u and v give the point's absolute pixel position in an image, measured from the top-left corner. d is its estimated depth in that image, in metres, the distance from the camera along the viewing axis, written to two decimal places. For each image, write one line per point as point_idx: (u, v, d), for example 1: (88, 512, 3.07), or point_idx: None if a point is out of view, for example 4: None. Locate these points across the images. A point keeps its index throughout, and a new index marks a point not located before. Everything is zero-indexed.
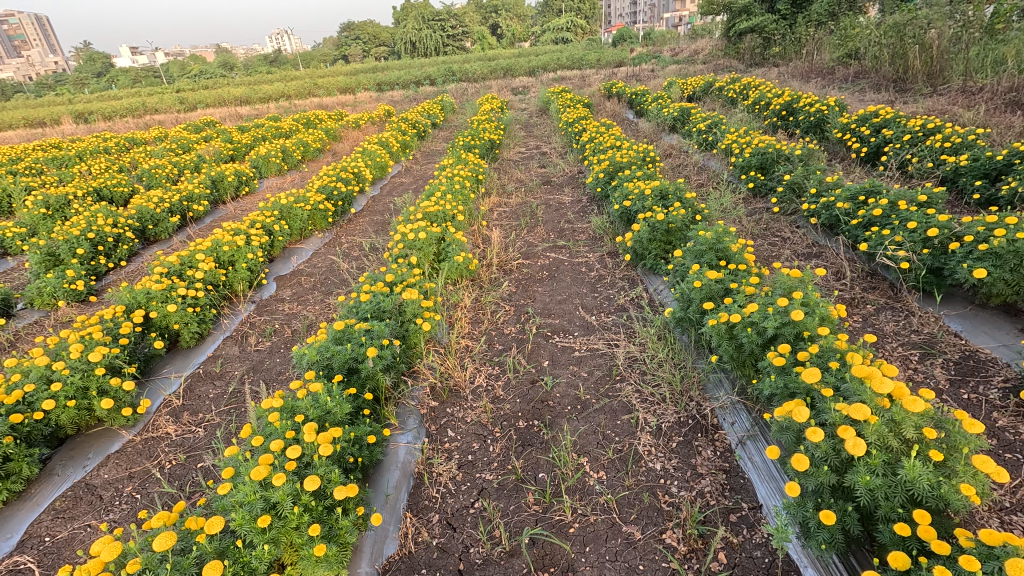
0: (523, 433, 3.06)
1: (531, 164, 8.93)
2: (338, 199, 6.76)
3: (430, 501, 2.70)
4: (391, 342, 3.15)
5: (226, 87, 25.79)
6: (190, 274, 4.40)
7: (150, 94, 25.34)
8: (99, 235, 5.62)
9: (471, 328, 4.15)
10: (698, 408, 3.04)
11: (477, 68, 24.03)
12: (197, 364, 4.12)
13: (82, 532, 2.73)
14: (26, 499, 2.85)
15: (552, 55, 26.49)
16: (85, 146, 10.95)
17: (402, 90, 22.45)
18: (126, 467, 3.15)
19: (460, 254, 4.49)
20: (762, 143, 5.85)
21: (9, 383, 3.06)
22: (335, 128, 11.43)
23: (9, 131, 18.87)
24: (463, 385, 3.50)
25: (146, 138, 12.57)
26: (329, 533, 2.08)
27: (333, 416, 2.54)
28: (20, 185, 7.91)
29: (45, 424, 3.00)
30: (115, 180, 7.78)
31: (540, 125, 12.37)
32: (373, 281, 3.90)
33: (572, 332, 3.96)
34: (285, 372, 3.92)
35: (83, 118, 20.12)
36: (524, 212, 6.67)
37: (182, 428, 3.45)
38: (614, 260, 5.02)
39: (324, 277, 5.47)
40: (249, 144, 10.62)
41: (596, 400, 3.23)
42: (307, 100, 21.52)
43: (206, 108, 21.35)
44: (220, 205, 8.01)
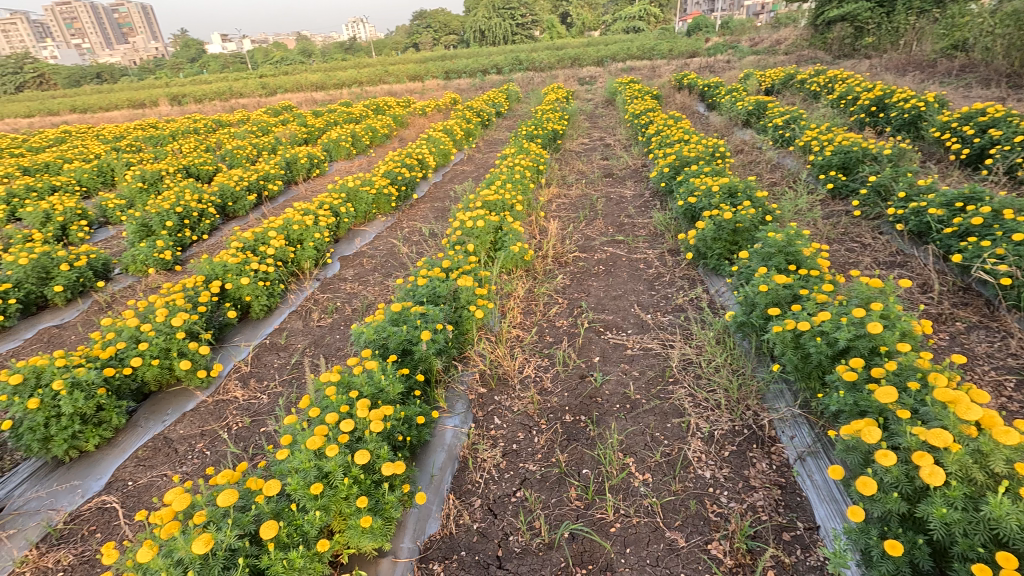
0: (569, 427, 3.03)
1: (593, 156, 8.76)
2: (401, 184, 6.94)
3: (473, 485, 2.75)
4: (444, 327, 3.23)
5: (304, 73, 27.19)
6: (263, 250, 4.66)
7: (237, 79, 27.15)
8: (186, 209, 6.07)
9: (523, 319, 4.17)
10: (755, 418, 2.90)
11: (545, 58, 23.79)
12: (264, 334, 4.39)
13: (159, 481, 2.99)
14: (116, 446, 3.18)
15: (622, 44, 25.81)
16: (179, 126, 11.86)
17: (469, 78, 22.61)
18: (199, 425, 3.42)
19: (516, 244, 4.54)
20: (847, 141, 5.43)
21: (104, 340, 3.41)
22: (403, 115, 11.73)
23: (115, 111, 20.88)
24: (512, 374, 3.53)
25: (231, 120, 13.41)
26: (374, 507, 2.17)
27: (386, 394, 2.63)
28: (122, 160, 8.72)
29: (133, 380, 3.34)
30: (202, 159, 8.37)
31: (606, 117, 12.13)
32: (430, 267, 4.00)
33: (625, 330, 3.87)
34: (344, 349, 4.09)
35: (178, 101, 21.94)
36: (584, 205, 6.58)
37: (249, 394, 3.69)
38: (674, 259, 4.85)
39: (384, 259, 5.65)
40: (322, 128, 11.09)
41: (646, 400, 3.15)
42: (377, 87, 22.17)
43: (284, 93, 22.52)
44: (293, 185, 8.44)
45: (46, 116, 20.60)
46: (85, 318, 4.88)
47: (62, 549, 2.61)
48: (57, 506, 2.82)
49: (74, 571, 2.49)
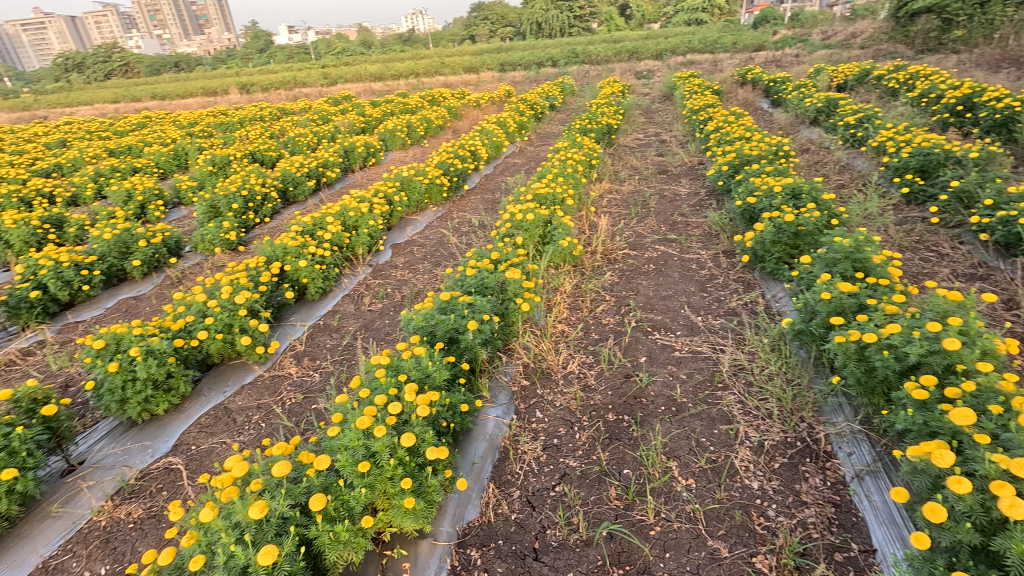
0: (612, 426, 3.00)
1: (648, 152, 8.55)
2: (453, 175, 7.03)
3: (512, 476, 2.77)
4: (491, 318, 3.27)
5: (364, 64, 27.92)
6: (320, 235, 4.85)
7: (301, 69, 28.24)
8: (250, 192, 6.39)
9: (569, 314, 4.15)
10: (809, 431, 2.76)
11: (602, 50, 23.36)
12: (318, 316, 4.59)
13: (219, 447, 3.18)
14: (183, 412, 3.43)
15: (683, 37, 25.01)
16: (246, 114, 12.47)
17: (523, 71, 22.54)
18: (256, 398, 3.61)
19: (566, 239, 4.50)
20: (927, 143, 5.05)
21: (176, 313, 3.66)
22: (457, 107, 11.85)
23: (190, 98, 22.18)
24: (555, 369, 3.52)
25: (295, 108, 13.97)
26: (418, 489, 2.23)
27: (432, 380, 2.70)
28: (195, 145, 9.26)
29: (199, 351, 3.57)
30: (266, 145, 8.77)
31: (663, 112, 11.81)
32: (479, 258, 4.05)
33: (674, 331, 3.78)
34: (393, 334, 4.20)
35: (246, 89, 23.07)
36: (635, 201, 6.45)
37: (302, 371, 3.86)
38: (729, 260, 4.68)
39: (434, 249, 5.76)
40: (379, 118, 11.38)
41: (693, 404, 3.07)
42: (433, 78, 22.47)
43: (345, 83, 23.21)
44: (350, 173, 8.71)
45: (131, 102, 22.20)
46: (158, 291, 5.23)
47: (132, 503, 2.84)
48: (130, 463, 3.07)
49: (142, 525, 2.70)
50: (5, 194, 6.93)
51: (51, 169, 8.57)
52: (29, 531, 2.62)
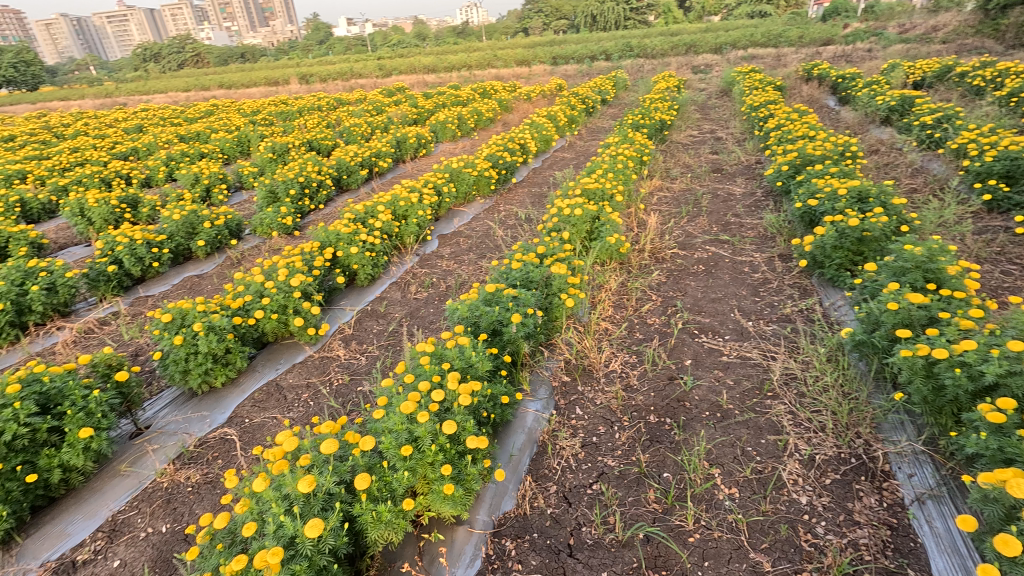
0: (653, 427, 2.94)
1: (702, 149, 8.28)
2: (502, 168, 7.05)
3: (550, 471, 2.77)
4: (535, 312, 3.27)
5: (418, 56, 28.36)
6: (371, 223, 4.99)
7: (358, 60, 28.99)
8: (307, 179, 6.64)
9: (613, 312, 4.09)
10: (866, 448, 2.61)
11: (658, 44, 22.74)
12: (366, 302, 4.72)
13: (270, 422, 3.34)
14: (239, 387, 3.63)
15: (745, 30, 24.03)
16: (305, 103, 12.94)
17: (576, 64, 22.29)
18: (305, 377, 3.76)
19: (613, 235, 4.44)
20: (1015, 146, 4.65)
21: (236, 292, 3.85)
22: (508, 100, 11.85)
23: (253, 88, 23.23)
24: (597, 366, 3.49)
25: (351, 98, 14.36)
26: (457, 476, 2.27)
27: (474, 370, 2.73)
28: (257, 132, 9.69)
29: (255, 330, 3.75)
30: (323, 134, 9.07)
31: (720, 108, 11.41)
32: (525, 252, 4.05)
33: (723, 335, 3.66)
34: (437, 322, 4.28)
35: (305, 79, 23.94)
36: (686, 200, 6.27)
37: (350, 354, 3.99)
38: (785, 264, 4.48)
39: (480, 240, 5.80)
40: (431, 110, 11.54)
41: (739, 412, 2.97)
42: (485, 70, 22.58)
43: (399, 74, 23.65)
44: (401, 163, 8.90)
45: (200, 91, 23.46)
46: (220, 271, 5.53)
47: (191, 468, 3.02)
48: (190, 431, 3.28)
49: (199, 489, 2.87)
50: (88, 174, 7.48)
51: (129, 152, 9.19)
52: (101, 486, 2.86)
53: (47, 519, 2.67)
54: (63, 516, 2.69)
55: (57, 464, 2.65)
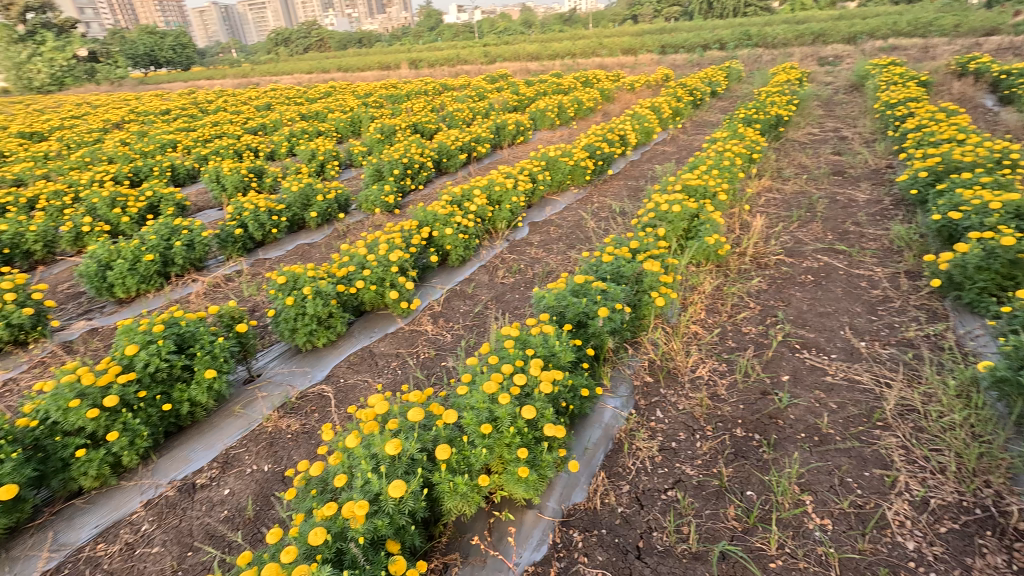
0: (739, 442, 2.78)
1: (822, 149, 7.57)
2: (599, 159, 6.93)
3: (624, 470, 2.72)
4: (623, 308, 3.20)
5: (523, 43, 28.44)
6: (467, 206, 5.15)
7: (464, 47, 29.68)
8: (410, 161, 6.96)
9: (705, 316, 3.90)
10: (997, 500, 2.28)
11: (781, 32, 20.98)
12: (456, 282, 4.89)
13: (362, 384, 3.59)
14: (337, 349, 3.93)
15: (886, 18, 21.45)
16: (413, 88, 13.52)
17: (686, 53, 21.19)
18: (395, 348, 3.98)
19: (713, 236, 4.20)
20: None
21: (341, 262, 4.15)
22: (610, 89, 11.57)
23: (367, 71, 24.63)
24: (682, 371, 3.35)
25: (455, 84, 14.78)
26: (532, 461, 2.30)
27: (557, 359, 2.73)
28: (368, 114, 10.30)
29: (354, 298, 4.02)
30: (428, 118, 9.44)
31: (848, 104, 10.32)
32: (617, 245, 3.97)
33: (829, 353, 3.36)
34: (521, 308, 4.33)
35: (415, 64, 25.00)
36: (798, 203, 5.78)
37: (437, 330, 4.16)
38: (912, 283, 4.00)
39: (570, 231, 5.77)
40: (532, 98, 11.57)
41: (841, 438, 2.71)
42: (589, 59, 22.18)
43: (503, 61, 23.90)
44: (499, 149, 9.04)
45: (321, 74, 25.30)
46: (327, 241, 5.98)
47: (292, 417, 3.33)
48: (293, 384, 3.62)
49: (297, 437, 3.16)
50: (225, 146, 8.40)
51: (258, 128, 10.17)
52: (219, 422, 3.25)
53: (176, 444, 3.09)
54: (188, 444, 3.10)
55: (187, 398, 3.04)
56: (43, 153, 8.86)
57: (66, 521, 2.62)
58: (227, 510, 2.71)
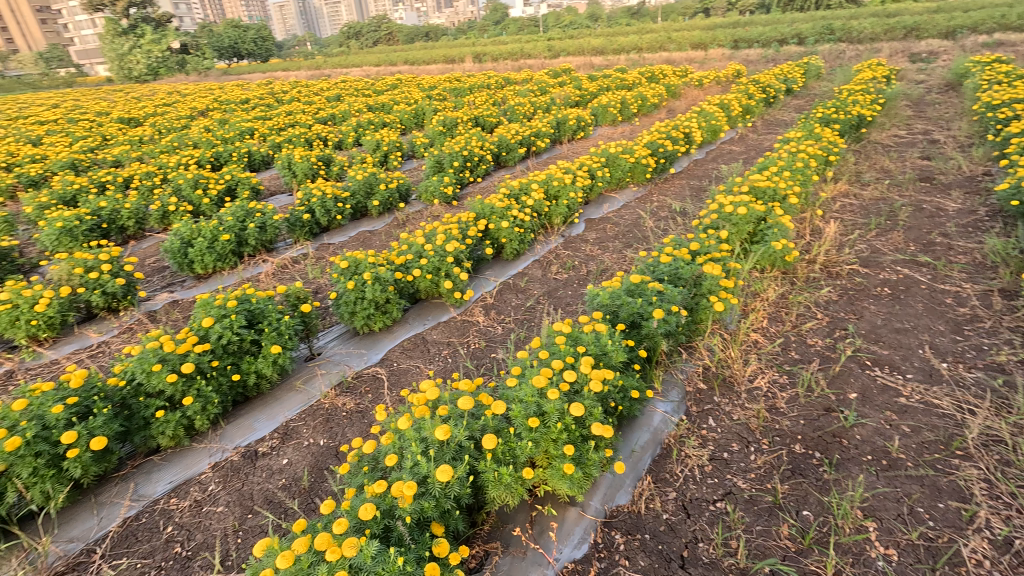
0: (797, 459, 2.64)
1: (908, 152, 7.01)
2: (662, 156, 6.74)
3: (671, 476, 2.66)
4: (679, 311, 3.11)
5: (588, 37, 28.03)
6: (524, 200, 5.16)
7: (529, 41, 29.64)
8: (470, 153, 7.06)
9: (767, 324, 3.73)
10: None
11: (868, 26, 19.53)
12: (509, 275, 4.92)
13: (413, 370, 3.69)
14: (392, 334, 4.07)
15: (992, 10, 19.49)
16: (477, 81, 13.67)
17: (760, 49, 20.17)
18: (447, 336, 4.06)
19: (780, 240, 4.00)
20: None
21: (400, 250, 4.27)
22: (677, 85, 11.22)
23: (432, 65, 25.11)
24: (738, 380, 3.23)
25: (518, 78, 14.80)
26: (578, 459, 2.28)
27: (608, 358, 2.69)
28: (432, 107, 10.52)
29: (411, 286, 4.13)
30: (489, 111, 9.53)
31: (942, 105, 9.49)
32: (677, 246, 3.86)
33: (904, 372, 3.12)
34: (574, 305, 4.30)
35: (479, 59, 25.27)
36: (878, 211, 5.39)
37: (489, 322, 4.21)
38: (1006, 302, 3.64)
39: (628, 229, 5.66)
40: (594, 93, 11.41)
41: (912, 465, 2.52)
42: (656, 54, 21.57)
43: (567, 56, 23.67)
44: (558, 144, 8.99)
45: (388, 66, 26.06)
46: (387, 229, 6.17)
47: (347, 396, 3.48)
48: (350, 364, 3.77)
49: (352, 416, 3.30)
50: (297, 135, 8.83)
51: (328, 118, 10.61)
52: (281, 396, 3.45)
53: (243, 413, 3.31)
54: (253, 414, 3.31)
55: (254, 370, 3.24)
56: (138, 138, 9.65)
57: (145, 475, 2.88)
58: (285, 479, 2.87)
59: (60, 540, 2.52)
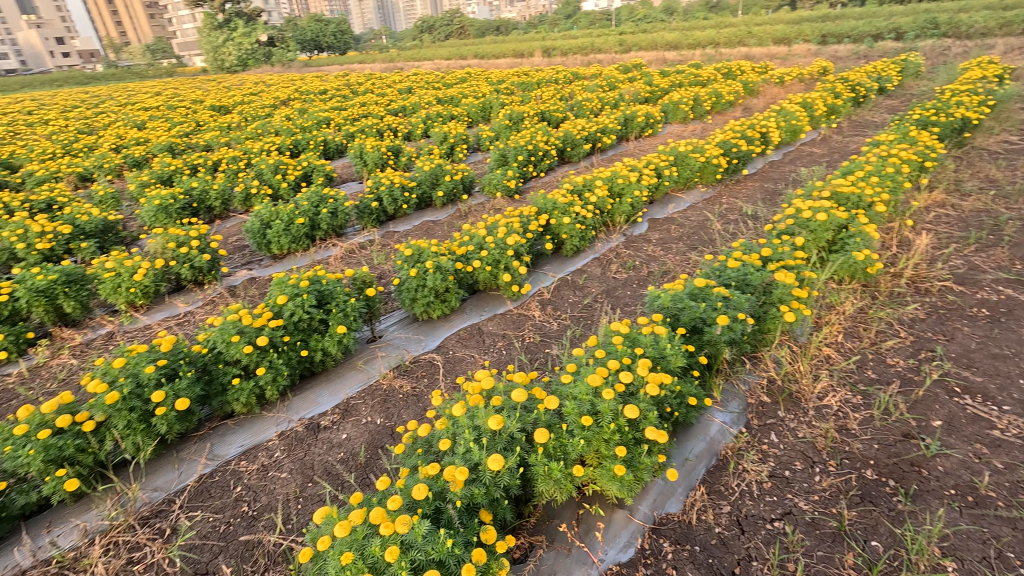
0: (868, 485, 2.47)
1: (1019, 160, 6.31)
2: (734, 157, 6.45)
3: (727, 489, 2.56)
4: (746, 319, 2.98)
5: (661, 31, 27.22)
6: (587, 197, 5.11)
7: (600, 35, 29.18)
8: (534, 148, 7.06)
9: (841, 339, 3.50)
10: None
11: (980, 19, 17.70)
12: (568, 271, 4.90)
13: (468, 359, 3.76)
14: (450, 323, 4.16)
15: None
16: (545, 76, 13.62)
17: (851, 44, 18.78)
18: (503, 328, 4.10)
19: (863, 250, 3.73)
20: None
21: (462, 241, 4.36)
22: (755, 83, 10.68)
23: (502, 59, 25.26)
24: (806, 396, 3.05)
25: (587, 72, 14.61)
26: (629, 462, 2.25)
27: (666, 362, 2.63)
28: (499, 101, 10.60)
29: (470, 276, 4.21)
30: (556, 106, 9.48)
31: None
32: (746, 251, 3.70)
33: (1000, 402, 2.83)
34: (632, 306, 4.21)
35: (548, 53, 25.19)
36: (979, 223, 4.90)
37: (545, 317, 4.21)
38: None
39: (694, 231, 5.47)
40: (665, 89, 11.08)
41: (1004, 504, 2.29)
42: (735, 49, 20.59)
43: (639, 50, 23.07)
44: (625, 141, 8.81)
45: (459, 60, 26.51)
46: (450, 220, 6.30)
47: (404, 379, 3.60)
48: (408, 349, 3.90)
49: (408, 398, 3.41)
50: (370, 125, 9.17)
51: (399, 110, 10.95)
52: (344, 374, 3.62)
53: (309, 387, 3.50)
54: (317, 389, 3.50)
55: (320, 347, 3.43)
56: (227, 125, 10.37)
57: (220, 437, 3.12)
58: (343, 453, 3.02)
59: (146, 488, 2.80)
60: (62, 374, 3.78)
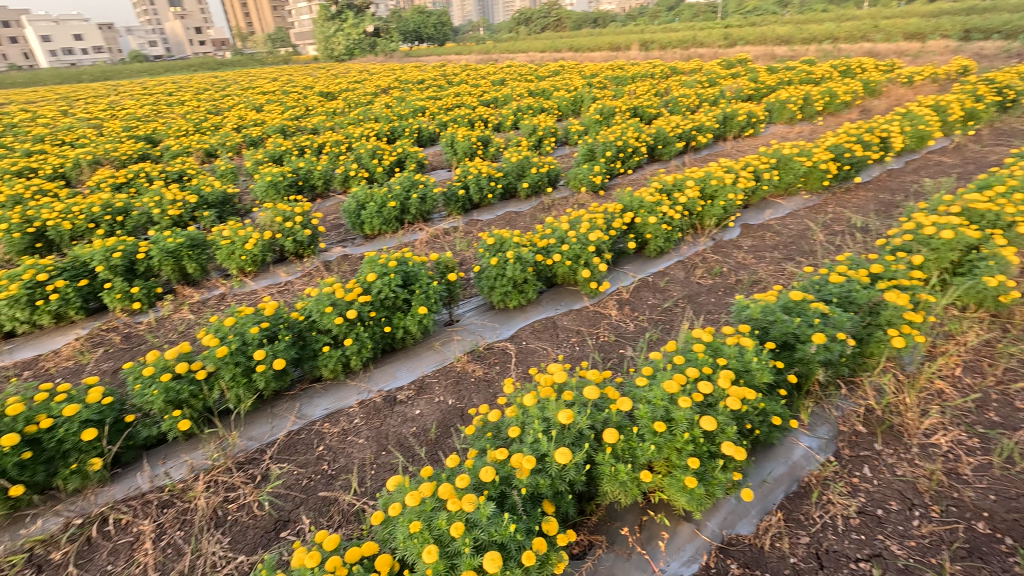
0: (977, 538, 2.19)
1: None
2: (846, 162, 5.91)
3: (807, 519, 2.38)
4: (846, 339, 2.74)
5: (771, 25, 25.46)
6: (676, 197, 4.92)
7: (703, 29, 27.80)
8: (624, 143, 6.89)
9: (959, 373, 3.11)
10: None
11: None
12: (649, 272, 4.76)
13: (541, 351, 3.78)
14: (525, 314, 4.21)
15: None
16: (641, 70, 13.23)
17: (1001, 40, 16.43)
18: (578, 324, 4.07)
19: (996, 275, 3.29)
20: None
21: (544, 233, 4.37)
22: (877, 82, 9.69)
23: (596, 52, 24.85)
24: (910, 432, 2.76)
25: (686, 67, 13.99)
26: (701, 474, 2.16)
27: (751, 376, 2.48)
28: (591, 94, 10.45)
29: (550, 269, 4.21)
30: (650, 102, 9.19)
31: None
32: (852, 266, 3.40)
33: None
34: (716, 314, 4.02)
35: (645, 46, 24.43)
36: None
37: (622, 316, 4.13)
38: None
39: (792, 240, 5.09)
40: (771, 86, 10.37)
41: None
42: (856, 45, 18.77)
43: (744, 45, 21.70)
44: (721, 141, 8.36)
45: (553, 53, 26.43)
46: (533, 212, 6.33)
47: (477, 363, 3.69)
48: (483, 335, 4.00)
49: (479, 383, 3.50)
50: (462, 115, 9.41)
51: (492, 101, 11.13)
52: (421, 353, 3.79)
53: (389, 362, 3.70)
54: (396, 364, 3.69)
55: (402, 325, 3.60)
56: (333, 110, 11.09)
57: (308, 399, 3.39)
58: (415, 428, 3.16)
59: (244, 437, 3.11)
60: (182, 327, 4.28)
